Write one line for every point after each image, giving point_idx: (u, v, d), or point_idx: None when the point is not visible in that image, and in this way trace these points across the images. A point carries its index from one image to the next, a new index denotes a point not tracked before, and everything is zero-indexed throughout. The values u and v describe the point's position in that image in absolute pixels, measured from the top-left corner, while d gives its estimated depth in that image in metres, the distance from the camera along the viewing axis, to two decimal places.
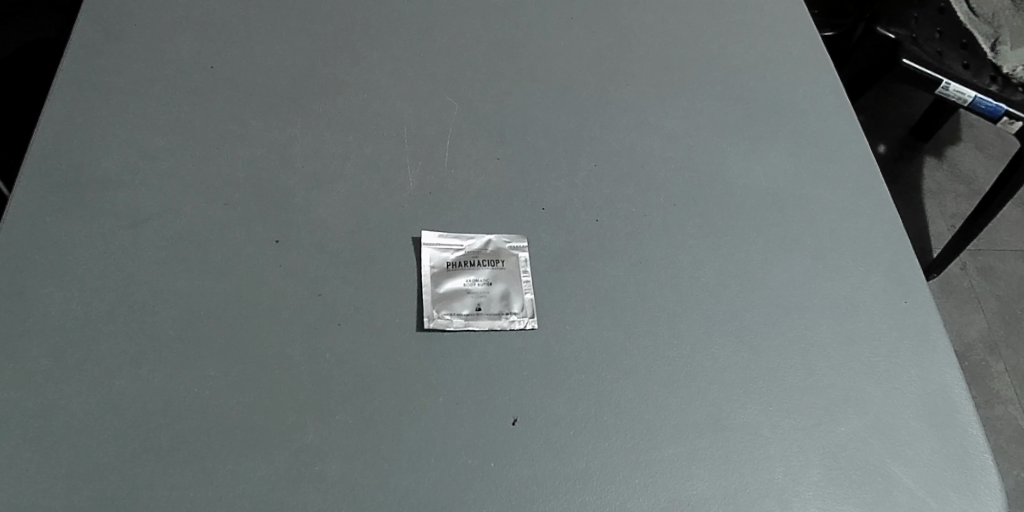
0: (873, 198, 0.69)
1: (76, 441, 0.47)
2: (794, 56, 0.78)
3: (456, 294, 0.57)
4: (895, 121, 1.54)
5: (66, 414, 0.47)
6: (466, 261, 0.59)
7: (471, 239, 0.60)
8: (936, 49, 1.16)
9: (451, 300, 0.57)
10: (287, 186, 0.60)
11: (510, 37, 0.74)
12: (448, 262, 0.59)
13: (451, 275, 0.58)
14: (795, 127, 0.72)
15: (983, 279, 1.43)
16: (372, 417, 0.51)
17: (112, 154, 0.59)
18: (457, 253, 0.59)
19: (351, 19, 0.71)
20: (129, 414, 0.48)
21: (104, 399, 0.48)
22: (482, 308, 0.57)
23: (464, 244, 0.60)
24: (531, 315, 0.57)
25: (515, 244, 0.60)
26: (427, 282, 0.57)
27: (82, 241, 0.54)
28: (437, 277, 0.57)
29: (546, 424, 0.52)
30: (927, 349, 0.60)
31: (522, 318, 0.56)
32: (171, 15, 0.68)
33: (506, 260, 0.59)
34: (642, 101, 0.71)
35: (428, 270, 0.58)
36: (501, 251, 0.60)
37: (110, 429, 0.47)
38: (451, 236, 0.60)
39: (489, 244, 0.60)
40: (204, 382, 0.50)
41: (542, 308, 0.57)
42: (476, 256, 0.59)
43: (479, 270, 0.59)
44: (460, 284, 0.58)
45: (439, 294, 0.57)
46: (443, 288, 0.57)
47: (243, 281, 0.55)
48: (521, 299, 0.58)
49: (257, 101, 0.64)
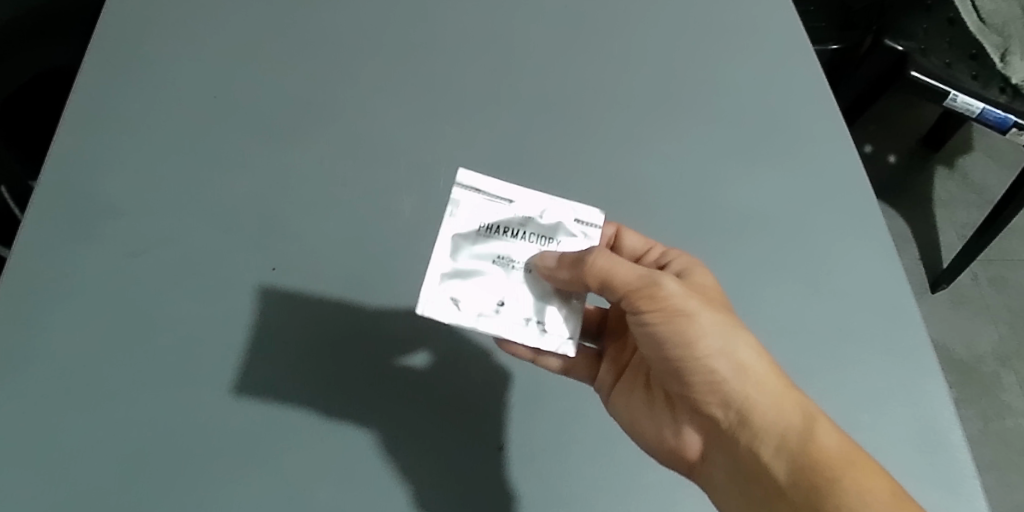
0: (867, 220, 0.69)
1: (82, 466, 0.49)
2: (795, 73, 0.78)
3: (481, 275, 0.51)
4: (908, 130, 1.53)
5: (66, 439, 0.49)
6: (501, 228, 0.52)
7: (514, 202, 0.53)
8: (944, 60, 1.19)
9: (472, 284, 0.50)
10: (285, 212, 0.61)
11: (508, 56, 0.74)
12: (480, 225, 0.51)
13: (478, 244, 0.51)
14: (791, 149, 0.73)
15: (996, 290, 1.42)
16: (372, 438, 0.52)
17: (115, 182, 0.60)
18: (494, 217, 0.52)
19: (351, 43, 0.72)
20: (130, 440, 0.50)
21: (105, 427, 0.50)
22: (505, 303, 0.50)
23: (505, 207, 0.52)
24: (561, 330, 0.51)
25: (561, 221, 0.53)
26: (446, 248, 0.51)
27: (83, 269, 0.56)
28: (461, 243, 0.51)
29: (533, 451, 0.54)
30: (918, 374, 0.62)
31: (546, 328, 0.51)
32: (172, 41, 0.69)
33: (545, 241, 0.53)
34: (635, 118, 0.72)
35: (450, 236, 0.51)
36: (543, 228, 0.53)
37: (109, 452, 0.49)
38: (492, 193, 0.52)
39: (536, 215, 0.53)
40: (206, 405, 0.52)
41: (579, 324, 0.52)
42: (514, 225, 0.52)
43: (512, 244, 0.52)
44: (486, 258, 0.51)
45: (457, 271, 0.50)
46: (462, 263, 0.50)
47: (237, 308, 0.56)
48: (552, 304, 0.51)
49: (257, 127, 0.66)
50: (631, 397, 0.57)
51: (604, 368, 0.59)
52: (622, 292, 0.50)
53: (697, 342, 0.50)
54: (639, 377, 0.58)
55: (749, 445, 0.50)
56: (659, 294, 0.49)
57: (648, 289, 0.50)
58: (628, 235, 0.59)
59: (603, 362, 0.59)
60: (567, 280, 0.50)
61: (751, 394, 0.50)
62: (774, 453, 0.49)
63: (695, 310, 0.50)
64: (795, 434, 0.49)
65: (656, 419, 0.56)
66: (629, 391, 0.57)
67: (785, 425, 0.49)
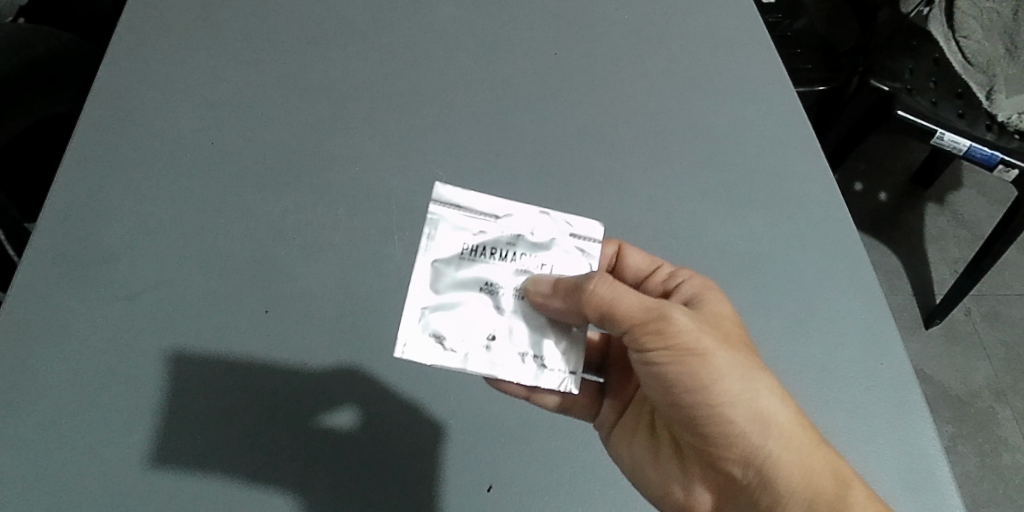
0: (849, 262, 0.71)
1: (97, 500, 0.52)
2: (779, 116, 0.80)
3: (466, 302, 0.51)
4: (897, 168, 1.56)
5: (77, 480, 0.52)
6: (484, 249, 0.52)
7: (495, 222, 0.53)
8: (931, 99, 1.23)
9: (457, 312, 0.51)
10: (282, 255, 0.63)
11: (500, 97, 0.76)
12: (463, 247, 0.52)
13: (461, 267, 0.52)
14: (776, 190, 0.75)
15: (989, 324, 1.43)
16: (370, 476, 0.57)
17: (116, 226, 0.62)
18: (476, 239, 0.52)
19: (347, 85, 0.74)
20: (144, 474, 0.53)
21: (118, 463, 0.53)
22: (495, 336, 0.51)
23: (486, 228, 0.53)
24: (554, 361, 0.52)
25: (543, 238, 0.54)
26: (427, 276, 0.51)
27: (87, 314, 0.58)
28: (443, 267, 0.51)
29: (521, 489, 0.57)
30: (903, 412, 0.64)
31: (539, 360, 0.52)
32: (171, 83, 0.71)
33: (529, 260, 0.53)
34: (624, 158, 0.74)
35: (433, 263, 0.51)
36: (525, 245, 0.53)
37: (119, 491, 0.52)
38: (472, 213, 0.53)
39: (523, 234, 0.53)
40: (216, 443, 0.55)
41: (574, 352, 0.53)
42: (496, 244, 0.53)
43: (495, 265, 0.52)
44: (471, 283, 0.52)
45: (442, 303, 0.51)
46: (446, 291, 0.51)
47: (238, 351, 0.59)
48: (543, 334, 0.52)
49: (254, 169, 0.67)
50: (635, 442, 0.59)
51: (606, 406, 0.62)
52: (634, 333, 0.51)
53: (711, 388, 0.50)
54: (642, 419, 0.60)
55: (764, 490, 0.52)
56: (668, 331, 0.50)
57: (657, 324, 0.50)
58: (630, 252, 0.61)
59: (606, 404, 0.62)
60: (561, 308, 0.51)
61: (769, 441, 0.51)
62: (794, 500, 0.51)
63: (708, 349, 0.50)
64: (815, 482, 0.51)
65: (661, 463, 0.58)
66: (632, 433, 0.60)
67: (801, 474, 0.51)
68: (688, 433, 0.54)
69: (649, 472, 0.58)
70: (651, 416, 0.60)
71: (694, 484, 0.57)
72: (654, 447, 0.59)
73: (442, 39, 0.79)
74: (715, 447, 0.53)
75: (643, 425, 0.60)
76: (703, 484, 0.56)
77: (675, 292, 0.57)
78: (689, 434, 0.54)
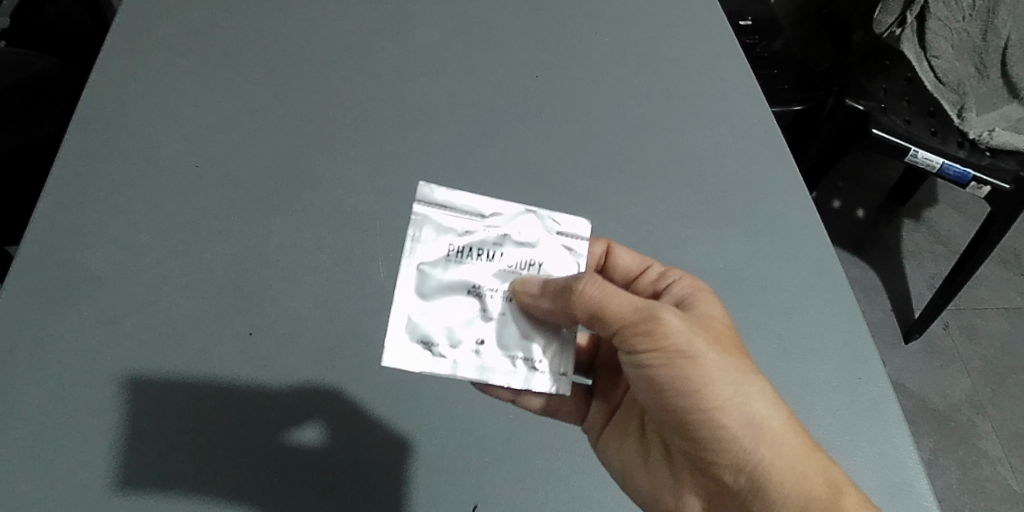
0: (818, 262, 0.74)
1: (73, 483, 0.51)
2: (751, 122, 0.83)
3: (453, 306, 0.53)
4: (874, 186, 1.60)
5: (52, 458, 0.52)
6: (469, 250, 0.54)
7: (478, 224, 0.55)
8: (905, 119, 1.27)
9: (445, 319, 0.52)
10: (259, 243, 0.63)
11: (479, 96, 0.77)
12: (449, 248, 0.54)
13: (447, 269, 0.53)
14: (748, 192, 0.77)
15: (966, 338, 1.45)
16: (347, 459, 0.57)
17: (94, 211, 0.62)
18: (460, 240, 0.54)
19: (326, 79, 0.75)
20: (119, 457, 0.53)
21: (92, 446, 0.53)
22: (484, 341, 0.53)
23: (470, 229, 0.55)
24: (544, 364, 0.54)
25: (527, 237, 0.56)
26: (412, 279, 0.53)
27: (64, 297, 0.58)
28: (429, 270, 0.53)
29: (496, 475, 0.58)
30: (873, 406, 0.66)
31: (528, 363, 0.53)
32: (151, 74, 0.71)
33: (513, 260, 0.55)
34: (601, 158, 0.75)
35: (417, 266, 0.53)
36: (509, 245, 0.55)
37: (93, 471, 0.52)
38: (456, 215, 0.55)
39: (507, 233, 0.55)
40: (193, 427, 0.55)
41: (564, 353, 0.54)
42: (481, 245, 0.54)
43: (480, 266, 0.54)
44: (457, 286, 0.53)
45: (430, 308, 0.52)
46: (433, 297, 0.53)
47: (214, 335, 0.58)
48: (531, 337, 0.54)
49: (232, 158, 0.67)
50: (624, 447, 0.60)
51: (594, 410, 0.62)
52: (624, 333, 0.51)
53: (702, 392, 0.51)
54: (631, 424, 0.61)
55: (756, 498, 0.53)
56: (658, 331, 0.51)
57: (646, 323, 0.51)
58: (619, 251, 0.63)
59: (594, 406, 0.62)
60: (550, 307, 0.52)
61: (760, 448, 0.52)
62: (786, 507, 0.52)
63: (700, 353, 0.51)
64: (807, 490, 0.52)
65: (651, 467, 0.58)
66: (620, 439, 0.60)
67: (793, 480, 0.52)
68: (680, 439, 0.54)
69: (638, 479, 0.58)
70: (641, 419, 0.60)
71: (684, 489, 0.57)
72: (644, 451, 0.59)
73: (426, 41, 0.80)
74: (706, 453, 0.53)
75: (633, 429, 0.60)
76: (692, 489, 0.57)
77: (669, 294, 0.58)
78: (679, 439, 0.54)
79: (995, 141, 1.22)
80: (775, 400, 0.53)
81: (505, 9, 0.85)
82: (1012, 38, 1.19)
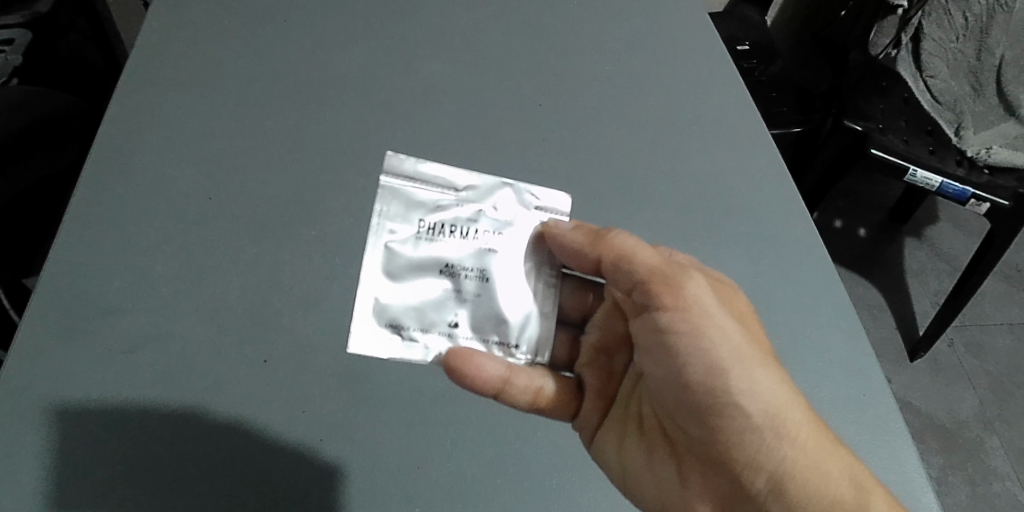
0: (822, 278, 0.75)
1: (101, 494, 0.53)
2: (754, 144, 0.85)
3: (422, 284, 0.56)
4: (873, 204, 1.62)
5: (77, 470, 0.53)
6: (440, 226, 0.56)
7: (448, 201, 0.58)
8: (904, 137, 1.27)
9: (415, 299, 0.55)
10: (278, 267, 0.65)
11: (489, 122, 0.79)
12: (419, 226, 0.56)
13: (417, 247, 0.56)
14: (753, 211, 0.79)
15: (972, 354, 1.46)
16: (364, 471, 0.58)
17: (119, 232, 0.64)
18: (432, 217, 0.57)
19: (341, 108, 0.77)
20: (146, 472, 0.55)
21: (119, 460, 0.55)
22: (459, 324, 0.56)
23: (440, 206, 0.57)
24: (515, 343, 0.58)
25: (498, 212, 0.58)
26: (382, 259, 0.55)
27: (91, 316, 0.59)
28: (397, 249, 0.56)
29: (510, 488, 0.59)
30: (880, 420, 0.67)
31: (501, 345, 0.57)
32: (173, 102, 0.73)
33: (483, 236, 0.57)
34: (608, 180, 0.78)
35: (386, 243, 0.56)
36: (479, 219, 0.58)
37: (119, 485, 0.54)
38: (427, 194, 0.58)
39: (478, 210, 0.58)
40: (214, 447, 0.56)
41: (538, 331, 0.58)
42: (454, 221, 0.57)
43: (451, 241, 0.56)
44: (427, 262, 0.56)
45: (402, 290, 0.55)
46: (402, 276, 0.55)
47: (236, 354, 0.60)
48: (504, 318, 0.57)
49: (252, 184, 0.70)
50: (624, 443, 0.61)
51: (589, 406, 0.62)
52: (651, 288, 0.54)
53: (727, 367, 0.53)
54: (629, 421, 0.62)
55: (775, 497, 0.54)
56: (680, 297, 0.54)
57: (674, 278, 0.54)
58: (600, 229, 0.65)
59: (587, 401, 0.62)
60: (580, 246, 0.57)
61: (780, 436, 0.53)
62: (812, 505, 0.53)
63: (718, 323, 0.53)
64: (832, 486, 0.53)
65: (655, 463, 0.59)
66: (620, 436, 0.61)
67: (815, 476, 0.53)
68: (697, 426, 0.55)
69: (644, 481, 0.59)
70: (639, 416, 0.61)
71: (689, 488, 0.58)
72: (648, 449, 0.60)
73: (434, 71, 0.82)
74: (726, 441, 0.54)
75: (632, 426, 0.61)
76: (701, 492, 0.58)
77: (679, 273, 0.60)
78: (698, 425, 0.55)
79: (993, 158, 1.24)
80: (792, 385, 0.55)
81: (509, 39, 0.88)
82: (1005, 57, 1.25)
